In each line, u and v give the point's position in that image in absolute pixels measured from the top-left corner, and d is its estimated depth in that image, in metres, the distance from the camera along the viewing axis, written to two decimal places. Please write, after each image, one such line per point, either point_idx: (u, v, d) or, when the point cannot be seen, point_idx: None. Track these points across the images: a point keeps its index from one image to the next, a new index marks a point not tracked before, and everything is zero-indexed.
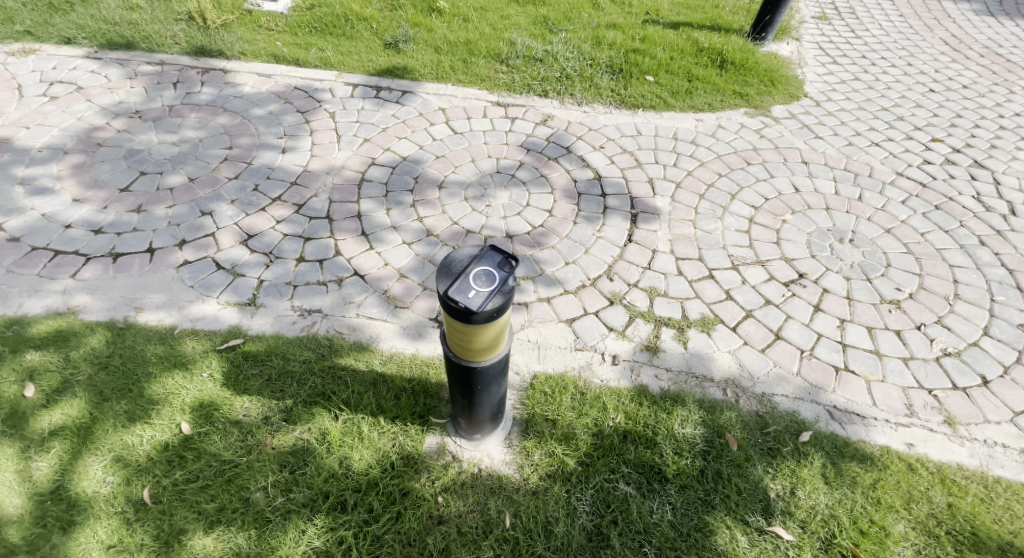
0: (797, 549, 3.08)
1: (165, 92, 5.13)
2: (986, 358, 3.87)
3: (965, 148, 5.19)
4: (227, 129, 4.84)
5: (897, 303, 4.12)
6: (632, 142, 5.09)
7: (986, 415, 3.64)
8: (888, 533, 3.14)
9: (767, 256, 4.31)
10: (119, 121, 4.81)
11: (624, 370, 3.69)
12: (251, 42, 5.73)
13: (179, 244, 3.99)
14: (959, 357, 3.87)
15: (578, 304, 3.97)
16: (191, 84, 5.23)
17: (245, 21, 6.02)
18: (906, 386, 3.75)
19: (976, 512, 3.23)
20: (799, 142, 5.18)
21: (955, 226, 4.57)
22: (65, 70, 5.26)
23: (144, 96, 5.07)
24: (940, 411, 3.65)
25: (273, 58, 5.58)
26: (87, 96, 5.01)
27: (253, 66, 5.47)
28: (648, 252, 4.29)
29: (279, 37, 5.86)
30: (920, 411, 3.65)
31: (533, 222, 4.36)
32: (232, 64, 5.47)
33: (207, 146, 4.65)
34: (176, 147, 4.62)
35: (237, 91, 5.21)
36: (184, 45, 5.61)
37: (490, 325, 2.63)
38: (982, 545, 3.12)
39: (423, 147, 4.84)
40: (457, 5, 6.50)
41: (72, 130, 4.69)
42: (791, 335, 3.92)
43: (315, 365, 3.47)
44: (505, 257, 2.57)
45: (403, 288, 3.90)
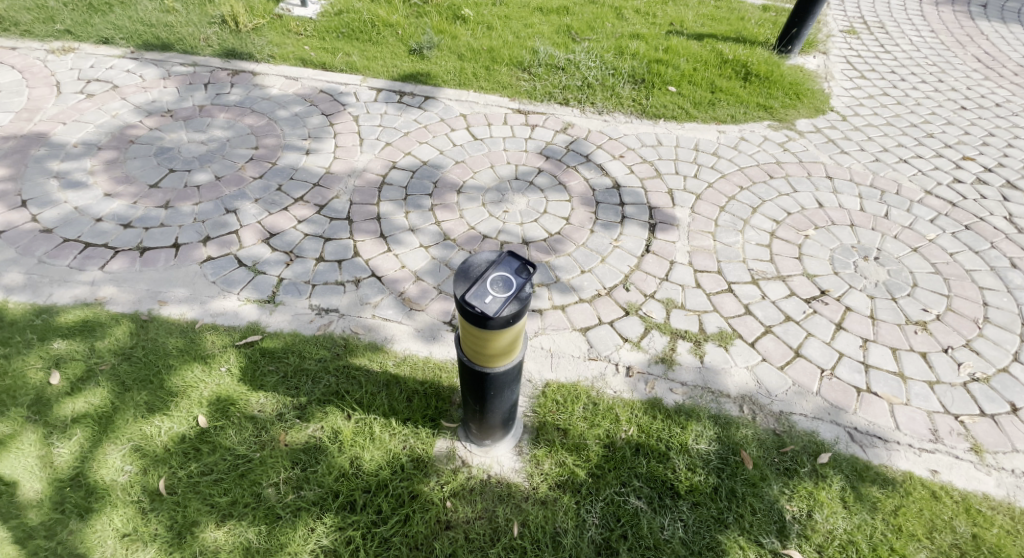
0: None
1: (196, 92, 5.27)
2: (1015, 385, 3.75)
3: (997, 168, 5.05)
4: (253, 130, 4.95)
5: (923, 325, 4.01)
6: (652, 152, 5.07)
7: (1015, 444, 3.52)
8: None
9: (788, 272, 4.24)
10: (152, 119, 4.96)
11: (638, 383, 3.65)
12: (280, 46, 5.87)
13: (203, 241, 4.08)
14: (987, 384, 3.76)
15: (593, 313, 3.95)
16: (221, 85, 5.37)
17: (275, 25, 6.17)
18: (931, 410, 3.64)
19: (1002, 544, 3.12)
20: (823, 157, 5.10)
21: (986, 248, 4.43)
22: (103, 69, 5.44)
23: (176, 95, 5.22)
24: (966, 438, 3.54)
25: (300, 61, 5.70)
26: (122, 95, 5.17)
27: (282, 69, 5.60)
28: (666, 263, 4.25)
29: (307, 41, 5.99)
30: (945, 437, 3.54)
31: (551, 229, 4.36)
32: (261, 66, 5.61)
33: (234, 146, 4.76)
34: (204, 146, 4.74)
35: (265, 93, 5.34)
36: (216, 48, 5.77)
37: (505, 332, 2.63)
38: None
39: (444, 152, 4.88)
40: (481, 13, 6.57)
41: (106, 127, 4.84)
42: (811, 352, 3.85)
43: (329, 364, 3.50)
44: (522, 263, 2.58)
45: (419, 291, 3.92)
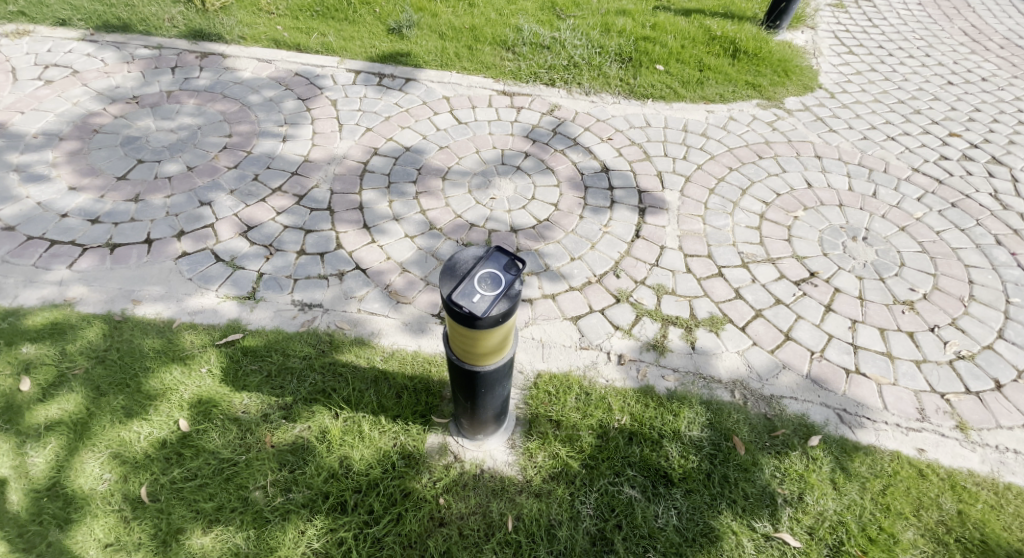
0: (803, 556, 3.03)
1: (163, 77, 5.02)
2: (1000, 362, 3.79)
3: (984, 144, 5.03)
4: (225, 116, 4.73)
5: (910, 304, 4.02)
6: (640, 134, 4.97)
7: (999, 420, 3.57)
8: (895, 540, 3.08)
9: (777, 254, 4.20)
10: (116, 106, 4.71)
11: (629, 370, 3.62)
12: (251, 26, 5.61)
13: (177, 236, 3.91)
14: (972, 361, 3.79)
15: (584, 301, 3.89)
16: (189, 69, 5.12)
17: (245, 3, 5.89)
18: (918, 389, 3.67)
19: (985, 519, 3.17)
20: (812, 136, 5.04)
21: (972, 225, 4.43)
22: (60, 53, 5.15)
23: (141, 80, 4.96)
24: (952, 416, 3.58)
25: (273, 42, 5.46)
26: (83, 81, 4.90)
27: (253, 51, 5.36)
28: (656, 248, 4.18)
29: (280, 20, 5.73)
30: (931, 416, 3.57)
31: (539, 216, 4.26)
32: (231, 48, 5.36)
33: (206, 134, 4.56)
34: (174, 134, 4.53)
35: (236, 76, 5.10)
36: (181, 29, 5.50)
37: (496, 330, 2.56)
38: (990, 552, 3.07)
39: (427, 137, 4.73)
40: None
41: (67, 115, 4.60)
42: (800, 335, 3.84)
43: (315, 362, 3.40)
44: (511, 259, 2.49)
45: (405, 283, 3.82)
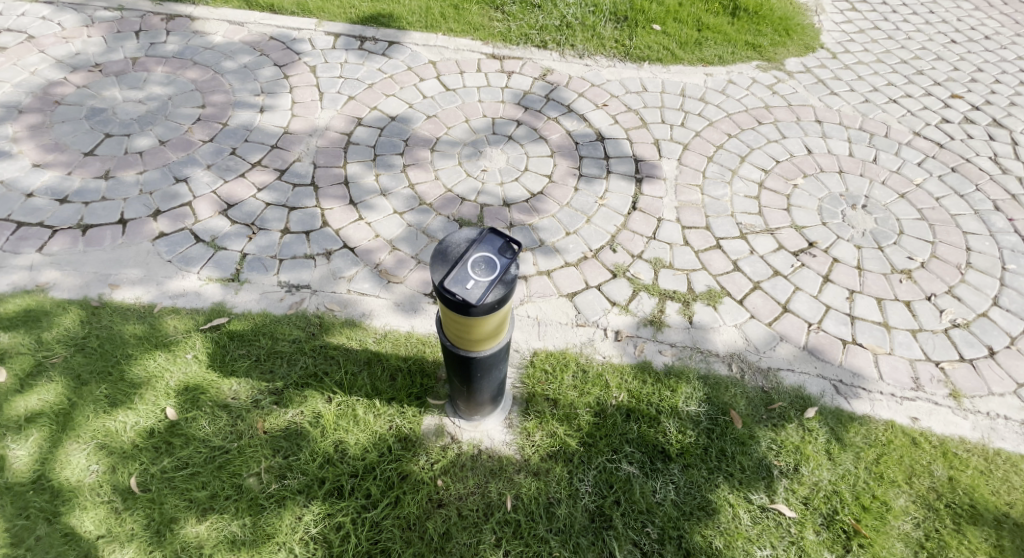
0: (799, 526, 3.03)
1: (127, 42, 4.71)
2: (994, 329, 3.78)
3: (985, 106, 4.91)
4: (198, 85, 4.47)
5: (908, 273, 3.98)
6: (636, 99, 4.78)
7: (991, 387, 3.57)
8: (888, 507, 3.10)
9: (776, 224, 4.11)
10: (78, 74, 4.42)
11: (626, 346, 3.57)
12: None
13: (153, 215, 3.73)
14: (967, 329, 3.78)
15: (580, 277, 3.80)
16: (155, 33, 4.81)
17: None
18: (913, 358, 3.66)
19: (975, 485, 3.19)
20: (813, 99, 4.89)
21: (971, 190, 4.36)
22: (14, 17, 4.81)
23: (103, 46, 4.66)
24: (945, 384, 3.58)
25: (246, 4, 5.15)
26: (41, 47, 4.59)
27: (223, 13, 5.05)
28: (653, 220, 4.07)
29: None
30: (925, 384, 3.57)
31: (532, 188, 4.11)
32: (200, 10, 5.04)
33: (177, 104, 4.30)
34: (143, 105, 4.27)
35: (207, 41, 4.81)
36: None
37: (490, 317, 2.48)
38: (980, 517, 3.09)
39: (413, 105, 4.51)
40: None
41: (26, 85, 4.31)
42: (798, 307, 3.80)
43: (305, 345, 3.31)
44: (506, 242, 2.38)
45: (395, 261, 3.70)
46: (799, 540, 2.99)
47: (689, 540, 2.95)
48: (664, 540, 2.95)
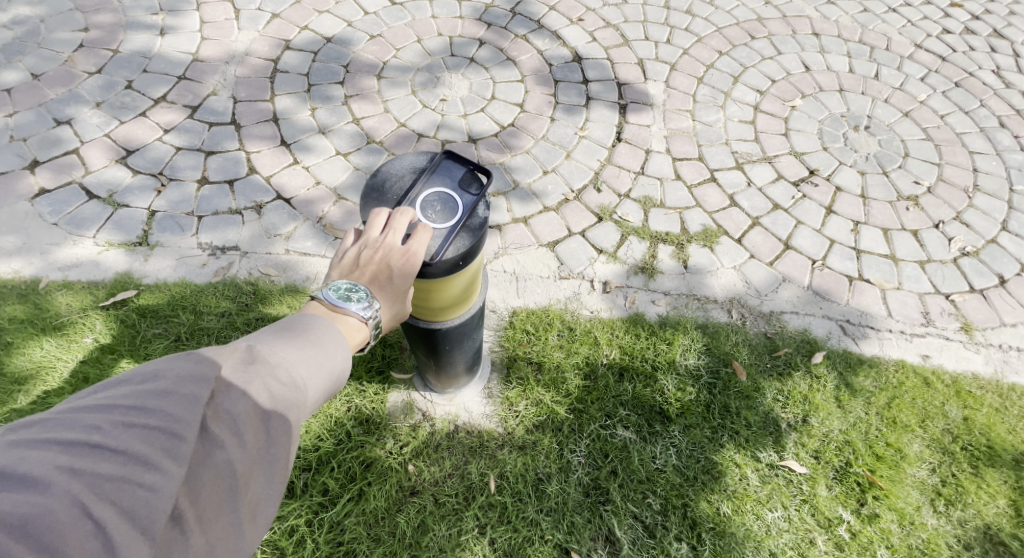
0: (811, 482, 2.71)
1: None
2: (1004, 256, 3.51)
3: (985, 15, 4.55)
4: (77, 4, 3.70)
5: (914, 200, 3.65)
6: (616, 13, 4.23)
7: (1003, 318, 3.31)
8: (903, 455, 2.81)
9: (774, 152, 3.71)
10: None
11: (616, 298, 3.15)
12: None
13: (30, 167, 3.05)
14: (976, 258, 3.49)
15: (561, 223, 3.33)
16: None
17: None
18: (922, 292, 3.37)
19: (991, 424, 2.94)
20: (808, 10, 4.44)
21: (976, 107, 4.03)
22: None
23: None
24: (956, 318, 3.30)
25: None
26: None
27: None
28: (641, 153, 3.62)
29: None
30: (936, 319, 3.28)
31: (502, 121, 3.58)
32: None
33: (53, 28, 3.56)
34: (8, 30, 3.52)
35: None
36: None
37: (452, 275, 1.92)
38: (998, 458, 2.83)
39: (352, 23, 3.86)
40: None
41: None
42: (801, 243, 3.44)
43: (237, 319, 2.74)
44: (465, 177, 1.82)
45: (342, 213, 3.12)
46: (811, 497, 2.67)
47: (695, 508, 2.59)
48: (668, 510, 2.58)
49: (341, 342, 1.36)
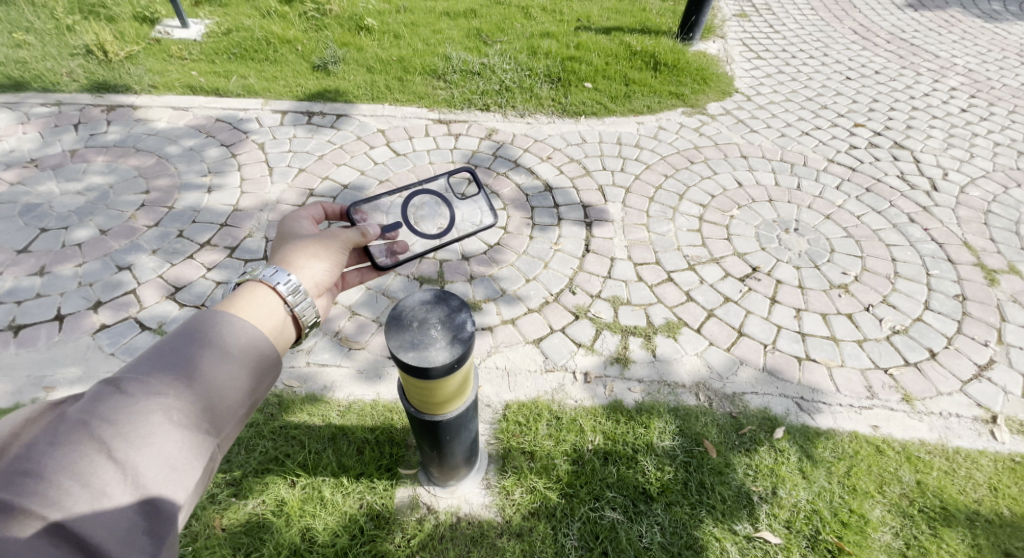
0: (787, 551, 3.00)
1: (65, 135, 4.56)
2: (931, 332, 4.01)
3: (885, 131, 5.41)
4: (141, 171, 4.37)
5: (845, 288, 4.22)
6: (577, 150, 5.02)
7: (939, 388, 3.73)
8: (866, 520, 3.10)
9: (720, 253, 4.32)
10: (13, 173, 4.24)
11: (596, 388, 3.56)
12: (161, 74, 5.19)
13: (94, 306, 3.55)
14: (906, 334, 3.98)
15: (543, 321, 3.84)
16: (96, 124, 4.69)
17: (152, 51, 5.45)
18: (863, 367, 3.81)
19: (943, 486, 3.26)
20: (736, 138, 5.27)
21: (886, 206, 4.75)
22: None
23: (40, 141, 4.48)
24: (897, 389, 3.72)
25: (190, 89, 5.08)
26: None
27: (167, 98, 4.96)
28: (607, 260, 4.20)
29: (194, 65, 5.36)
30: (879, 392, 3.70)
31: (489, 241, 4.21)
32: (142, 98, 4.94)
33: (120, 193, 4.18)
34: (82, 197, 4.13)
35: (150, 127, 4.72)
36: (83, 82, 5.01)
37: (450, 377, 2.43)
38: (954, 518, 3.14)
39: (365, 171, 4.59)
40: (385, 22, 6.16)
41: None
42: (752, 330, 3.93)
43: (264, 429, 3.21)
44: (459, 304, 2.46)
45: (355, 327, 3.72)
46: None
47: None
48: None
49: (218, 317, 1.77)
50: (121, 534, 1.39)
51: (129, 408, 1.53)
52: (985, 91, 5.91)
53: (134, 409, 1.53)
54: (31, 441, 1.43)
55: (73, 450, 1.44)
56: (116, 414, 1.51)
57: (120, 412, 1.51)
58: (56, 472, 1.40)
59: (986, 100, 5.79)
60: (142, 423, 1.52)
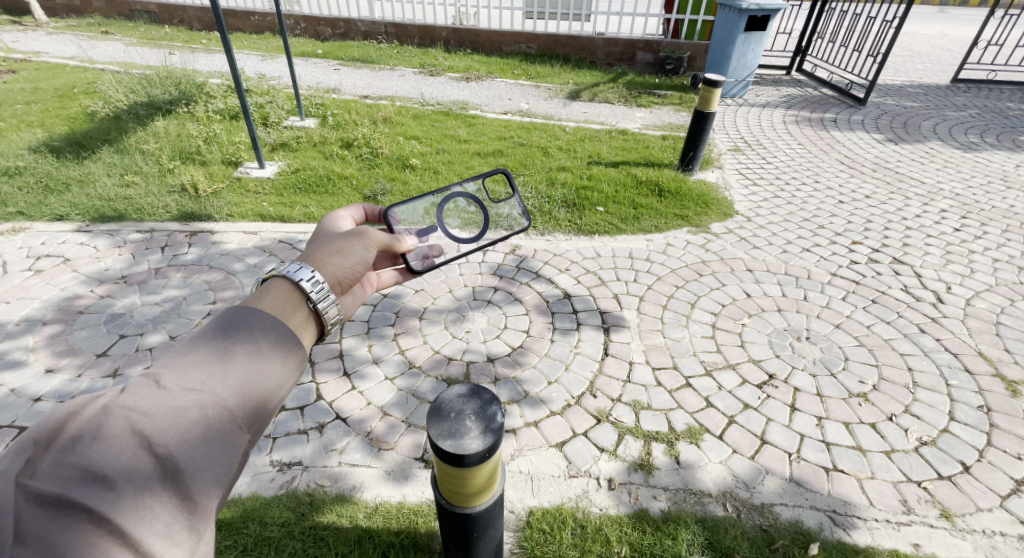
0: None
1: (152, 256, 5.19)
2: (961, 444, 4.03)
3: (883, 248, 5.78)
4: (211, 285, 4.89)
5: (864, 396, 4.32)
6: (593, 263, 5.48)
7: (978, 503, 3.70)
8: None
9: (736, 360, 4.53)
10: (103, 287, 4.81)
11: (621, 495, 3.64)
12: (238, 205, 5.95)
13: None
14: (935, 446, 4.01)
15: (566, 425, 4.01)
16: (178, 246, 5.33)
17: (234, 188, 6.25)
18: (896, 480, 3.81)
19: None
20: (740, 253, 5.69)
21: (894, 317, 4.96)
22: (54, 244, 5.29)
23: (130, 261, 5.12)
24: (934, 504, 3.69)
25: (260, 217, 5.79)
26: (73, 267, 5.02)
27: (240, 225, 5.64)
28: (626, 364, 4.45)
29: (266, 198, 6.11)
30: (916, 507, 3.67)
31: (513, 343, 4.53)
32: (220, 225, 5.63)
33: (190, 303, 4.67)
34: (158, 307, 4.62)
35: (223, 248, 5.34)
36: (174, 213, 5.74)
37: (482, 466, 2.68)
38: None
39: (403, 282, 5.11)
40: (426, 160, 6.98)
41: (52, 301, 4.65)
42: (775, 438, 4.01)
43: (294, 528, 3.35)
44: (491, 399, 2.74)
45: (386, 427, 3.92)
46: None
47: None
48: None
49: (242, 323, 2.03)
50: (161, 527, 1.68)
51: (161, 404, 1.77)
52: (974, 213, 6.34)
53: (168, 405, 1.78)
54: (80, 432, 1.70)
55: (115, 444, 1.70)
56: (151, 409, 1.76)
57: (154, 408, 1.76)
58: (102, 467, 1.67)
59: (977, 221, 6.20)
60: (175, 420, 1.76)
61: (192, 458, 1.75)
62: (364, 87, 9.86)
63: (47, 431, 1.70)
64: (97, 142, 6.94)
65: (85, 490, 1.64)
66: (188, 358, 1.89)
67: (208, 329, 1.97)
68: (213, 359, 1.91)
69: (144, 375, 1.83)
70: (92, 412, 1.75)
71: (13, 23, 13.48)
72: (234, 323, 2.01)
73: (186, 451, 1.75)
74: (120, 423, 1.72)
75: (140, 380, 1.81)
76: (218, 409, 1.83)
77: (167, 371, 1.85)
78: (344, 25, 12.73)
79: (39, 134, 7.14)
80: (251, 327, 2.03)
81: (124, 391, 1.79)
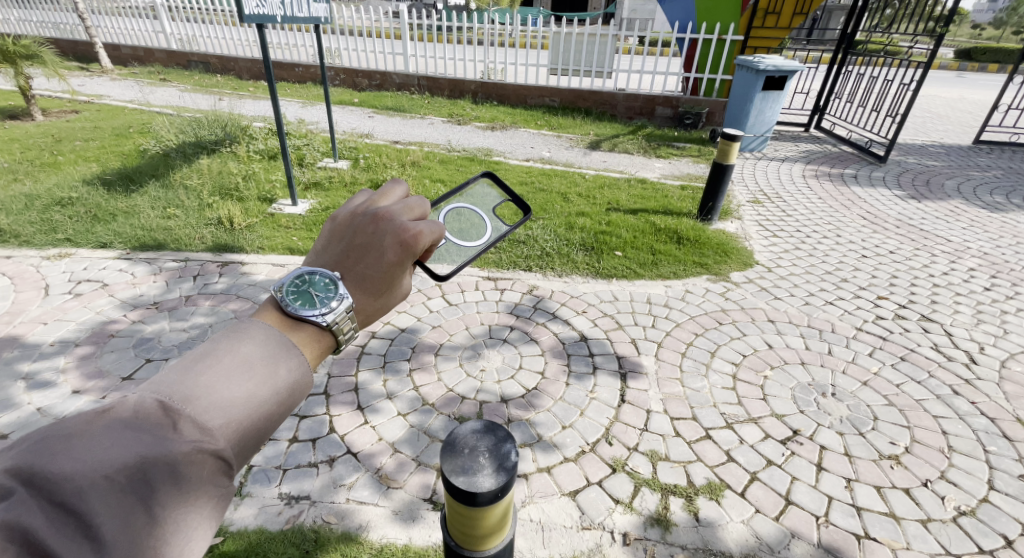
0: None
1: (184, 283, 5.40)
2: (1003, 516, 3.78)
3: (909, 305, 5.66)
4: (237, 314, 5.03)
5: (897, 459, 4.10)
6: (611, 306, 5.48)
7: None
8: None
9: (758, 413, 4.39)
10: (136, 313, 5.00)
11: (637, 551, 3.48)
12: (270, 238, 6.18)
13: None
14: (975, 517, 3.76)
15: (581, 473, 3.90)
16: (209, 276, 5.53)
17: (266, 222, 6.52)
18: (933, 552, 3.56)
19: None
20: (761, 303, 5.63)
21: (925, 376, 4.79)
22: (95, 270, 5.56)
23: (164, 288, 5.33)
24: None
25: (288, 250, 6.00)
26: (111, 292, 5.25)
27: (269, 257, 5.86)
28: (643, 412, 4.36)
29: (296, 232, 6.34)
30: None
31: (527, 384, 4.51)
32: (250, 257, 5.85)
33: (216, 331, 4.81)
34: (185, 333, 4.76)
35: (251, 279, 5.51)
36: (208, 244, 6.00)
37: (495, 506, 2.57)
38: None
39: (421, 319, 5.18)
40: None
41: (88, 324, 4.84)
42: (801, 498, 3.81)
43: None
44: (506, 434, 2.64)
45: (396, 464, 3.87)
46: None
47: None
48: None
49: (262, 351, 1.80)
50: None
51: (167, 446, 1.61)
52: (1004, 272, 6.21)
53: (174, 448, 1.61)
54: (79, 461, 1.56)
55: (111, 489, 1.55)
56: (153, 451, 1.59)
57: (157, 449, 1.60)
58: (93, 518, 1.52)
59: (1007, 281, 6.07)
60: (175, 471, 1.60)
61: (182, 518, 1.61)
62: (394, 133, 10.33)
63: (48, 448, 1.56)
64: (145, 177, 7.37)
65: (66, 534, 1.50)
66: (204, 385, 1.70)
67: (232, 352, 1.77)
68: (231, 394, 1.71)
69: (154, 404, 1.65)
70: (98, 435, 1.60)
71: (81, 71, 14.65)
72: (259, 351, 1.79)
73: (176, 506, 1.60)
74: (121, 459, 1.58)
75: (154, 405, 1.65)
76: (220, 459, 1.66)
77: (181, 400, 1.67)
78: (380, 78, 13.48)
79: (94, 168, 7.64)
80: (275, 356, 1.80)
81: (130, 421, 1.62)
